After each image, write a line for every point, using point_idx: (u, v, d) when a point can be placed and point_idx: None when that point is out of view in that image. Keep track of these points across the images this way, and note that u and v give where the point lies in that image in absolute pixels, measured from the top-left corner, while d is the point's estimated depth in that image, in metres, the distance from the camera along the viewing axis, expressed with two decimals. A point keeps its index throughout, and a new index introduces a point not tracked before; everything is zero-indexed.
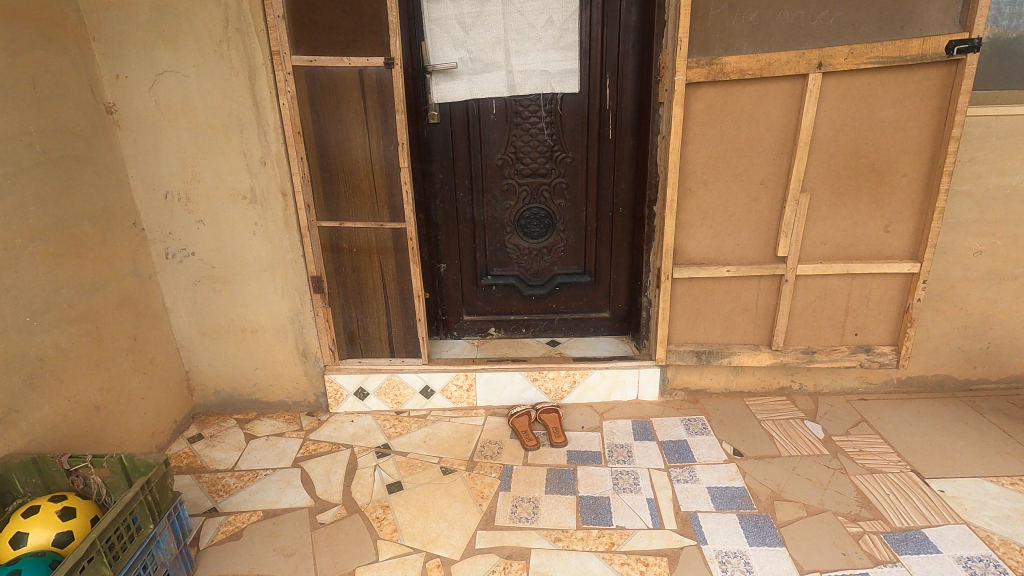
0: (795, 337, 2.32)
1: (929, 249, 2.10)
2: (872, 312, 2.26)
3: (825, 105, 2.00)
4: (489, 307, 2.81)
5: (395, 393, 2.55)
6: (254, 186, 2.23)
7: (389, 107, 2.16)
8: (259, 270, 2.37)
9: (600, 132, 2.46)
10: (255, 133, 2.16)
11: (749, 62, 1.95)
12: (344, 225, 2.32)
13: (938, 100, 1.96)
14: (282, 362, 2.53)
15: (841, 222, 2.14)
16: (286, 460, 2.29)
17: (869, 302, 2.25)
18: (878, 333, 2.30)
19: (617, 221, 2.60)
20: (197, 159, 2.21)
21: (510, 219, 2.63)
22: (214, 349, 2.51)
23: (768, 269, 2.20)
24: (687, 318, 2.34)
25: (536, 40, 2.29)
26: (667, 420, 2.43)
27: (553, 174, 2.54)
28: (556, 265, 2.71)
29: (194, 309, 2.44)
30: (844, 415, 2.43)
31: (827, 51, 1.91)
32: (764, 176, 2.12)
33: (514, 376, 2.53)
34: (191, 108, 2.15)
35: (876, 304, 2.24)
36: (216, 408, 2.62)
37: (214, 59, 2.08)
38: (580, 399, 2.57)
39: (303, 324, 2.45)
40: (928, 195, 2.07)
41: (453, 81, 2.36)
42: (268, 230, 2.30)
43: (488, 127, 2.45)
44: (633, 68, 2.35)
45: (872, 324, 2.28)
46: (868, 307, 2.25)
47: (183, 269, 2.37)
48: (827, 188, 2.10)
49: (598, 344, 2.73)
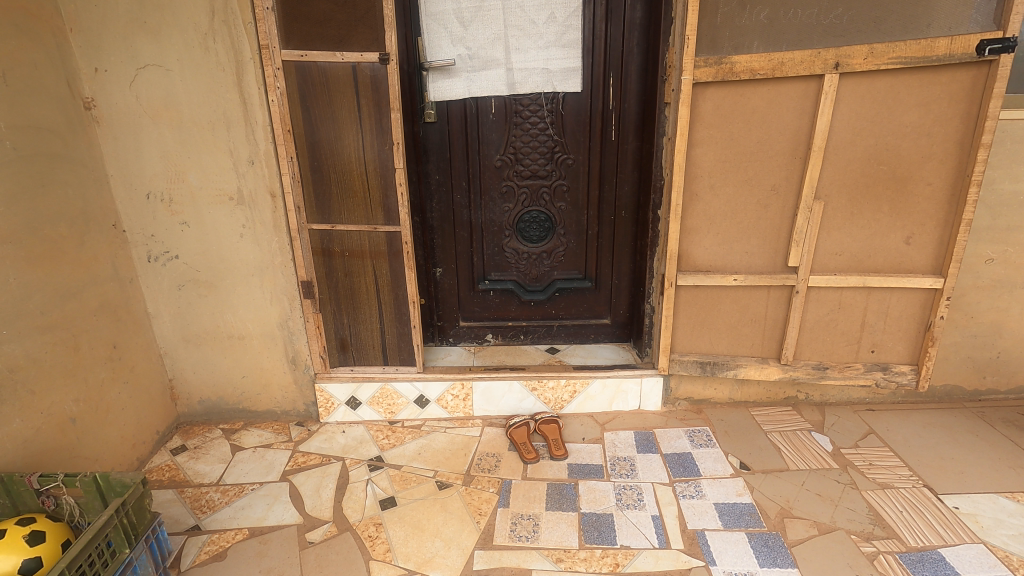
0: (806, 352, 2.20)
1: (955, 262, 1.95)
2: (891, 329, 2.10)
3: (842, 107, 1.90)
4: (486, 313, 2.69)
5: (388, 402, 2.47)
6: (241, 186, 2.13)
7: (384, 106, 2.05)
8: (247, 274, 2.27)
9: (603, 133, 2.37)
10: (243, 132, 2.06)
11: (760, 61, 1.89)
12: (336, 228, 2.20)
13: (967, 104, 1.83)
14: (271, 370, 2.43)
15: (856, 232, 2.01)
16: (273, 474, 2.19)
17: (887, 318, 2.09)
18: (897, 350, 2.13)
19: (620, 224, 2.52)
20: (182, 157, 2.10)
21: (509, 221, 2.53)
22: (198, 356, 2.40)
23: (778, 279, 2.11)
24: (690, 327, 2.30)
25: (537, 37, 2.20)
26: (670, 432, 2.37)
27: (553, 176, 2.45)
28: (555, 270, 2.61)
29: (178, 314, 2.33)
30: (852, 427, 2.36)
31: (845, 50, 1.82)
32: (775, 182, 2.03)
33: (513, 385, 2.46)
34: (175, 104, 2.04)
35: (895, 320, 2.09)
36: (201, 417, 2.51)
37: (199, 53, 1.97)
38: (580, 409, 2.50)
39: (292, 330, 2.36)
40: (953, 207, 1.93)
41: (451, 79, 2.27)
42: (257, 233, 2.20)
43: (487, 127, 2.36)
44: (637, 67, 2.26)
45: (890, 341, 2.11)
46: (886, 324, 2.10)
47: (166, 273, 2.26)
48: (843, 195, 1.98)
49: (598, 351, 2.65)
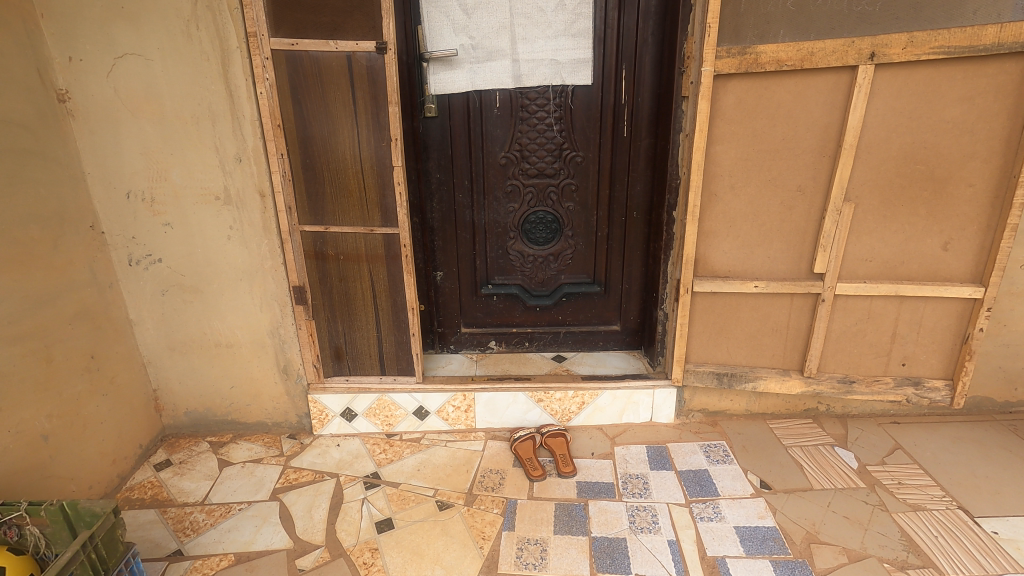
0: (831, 364, 2.07)
1: (997, 270, 1.81)
2: (924, 340, 1.97)
3: (877, 101, 1.76)
4: (489, 319, 2.55)
5: (386, 414, 2.33)
6: (228, 185, 1.99)
7: (381, 99, 1.89)
8: (235, 279, 2.13)
9: (614, 128, 2.23)
10: (230, 126, 1.91)
11: (787, 51, 1.75)
12: (330, 230, 2.05)
13: (1014, 99, 1.69)
14: (261, 380, 2.30)
15: (889, 237, 1.87)
16: (262, 493, 2.05)
17: (920, 328, 1.96)
18: (930, 363, 1.99)
19: (631, 225, 2.38)
20: (164, 153, 1.95)
21: (514, 223, 2.39)
22: (184, 365, 2.26)
23: (803, 287, 1.97)
24: (707, 336, 2.17)
25: (546, 26, 2.06)
26: (684, 446, 2.23)
27: (561, 175, 2.30)
28: (563, 274, 2.47)
29: (162, 321, 2.19)
30: (877, 442, 2.23)
31: (882, 39, 1.68)
32: (800, 182, 1.90)
33: (517, 396, 2.32)
34: (156, 97, 1.89)
35: (928, 331, 1.95)
36: (187, 429, 2.37)
37: (181, 40, 1.82)
38: (588, 421, 2.36)
39: (284, 338, 2.22)
40: (995, 210, 1.79)
41: (454, 71, 2.13)
42: (245, 235, 2.06)
43: (491, 123, 2.22)
44: (652, 58, 2.12)
45: (923, 353, 1.98)
46: (918, 335, 1.96)
47: (149, 277, 2.11)
48: (876, 197, 1.84)
49: (607, 360, 2.51)
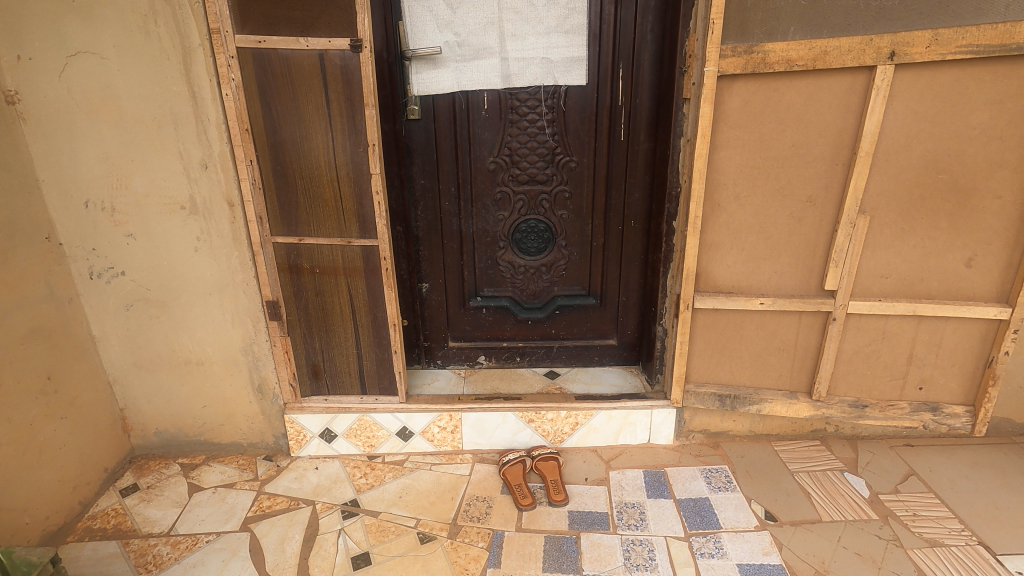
0: (842, 386, 1.93)
1: None
2: (943, 362, 1.83)
3: (897, 105, 1.61)
4: (478, 333, 2.41)
5: (367, 434, 2.20)
6: (194, 194, 1.85)
7: (357, 101, 1.74)
8: (204, 293, 1.99)
9: (611, 132, 2.08)
10: (194, 130, 1.77)
11: (799, 49, 1.60)
12: (304, 242, 1.91)
13: None
14: (234, 399, 2.16)
15: (908, 251, 1.73)
16: (232, 522, 1.92)
17: (939, 350, 1.82)
18: (949, 387, 1.86)
19: (628, 234, 2.23)
20: (123, 159, 1.81)
21: (504, 231, 2.24)
22: (152, 383, 2.13)
23: (813, 304, 1.83)
24: (709, 355, 2.03)
25: (537, 22, 1.91)
26: (684, 471, 2.09)
27: (554, 181, 2.16)
28: (556, 285, 2.33)
29: (127, 337, 2.05)
30: (890, 467, 2.09)
31: (903, 37, 1.53)
32: (811, 192, 1.75)
33: (507, 416, 2.19)
34: (113, 98, 1.74)
35: (948, 352, 1.81)
36: (158, 451, 2.24)
37: (139, 37, 1.67)
38: (582, 443, 2.23)
39: (257, 356, 2.08)
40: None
41: (438, 70, 1.98)
42: (213, 247, 1.92)
43: (479, 126, 2.07)
44: (652, 56, 1.97)
45: (942, 376, 1.84)
46: (937, 357, 1.82)
47: (112, 291, 1.97)
48: (894, 209, 1.70)
49: (603, 377, 2.37)
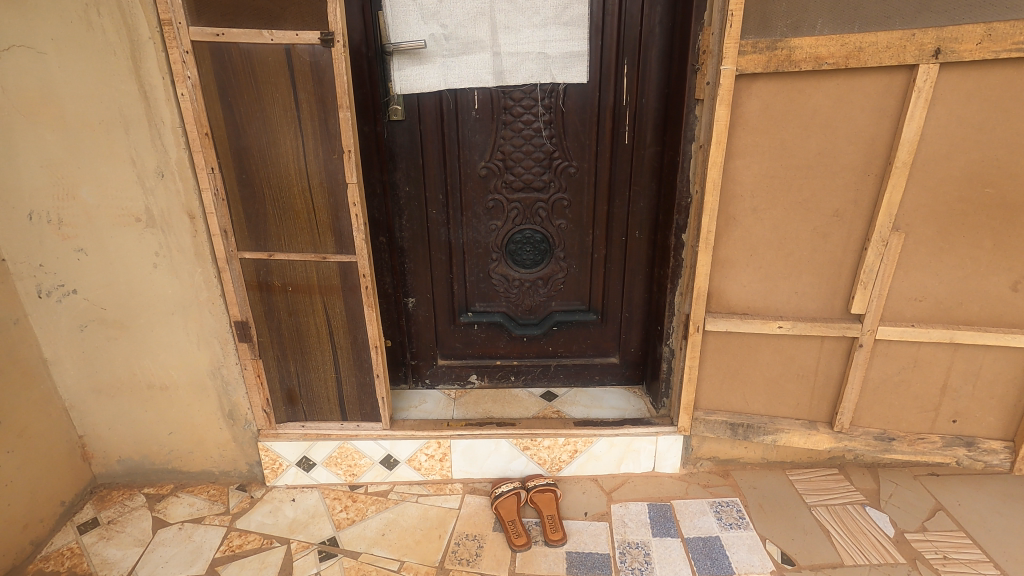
0: (866, 417, 1.76)
1: None
2: (980, 393, 1.66)
3: (939, 109, 1.42)
4: (469, 350, 2.24)
5: (348, 463, 2.03)
6: (150, 205, 1.66)
7: (329, 102, 1.54)
8: (165, 313, 1.81)
9: (614, 134, 1.89)
10: (147, 135, 1.57)
11: (829, 46, 1.41)
12: (275, 258, 1.72)
13: None
14: (203, 426, 1.99)
15: (945, 273, 1.56)
16: (198, 564, 1.75)
17: (976, 380, 1.65)
18: (985, 419, 1.69)
19: (633, 246, 2.05)
20: (69, 166, 1.61)
21: (496, 242, 2.06)
22: (113, 409, 1.95)
23: (837, 329, 1.66)
24: (720, 381, 1.85)
25: (532, 12, 1.71)
26: (692, 504, 1.93)
27: (551, 188, 1.97)
28: (553, 300, 2.15)
29: (84, 360, 1.87)
30: (915, 500, 1.93)
31: (950, 32, 1.34)
32: (838, 206, 1.57)
33: (500, 444, 2.02)
34: (54, 97, 1.54)
35: (986, 383, 1.64)
36: (122, 480, 2.07)
37: (80, 29, 1.47)
38: (582, 471, 2.06)
39: (227, 380, 1.91)
40: None
41: (423, 67, 1.78)
42: (174, 263, 1.73)
43: (469, 128, 1.88)
44: (660, 52, 1.77)
45: (978, 408, 1.68)
46: (973, 387, 1.66)
47: (64, 311, 1.79)
48: (932, 226, 1.52)
49: (604, 399, 2.20)
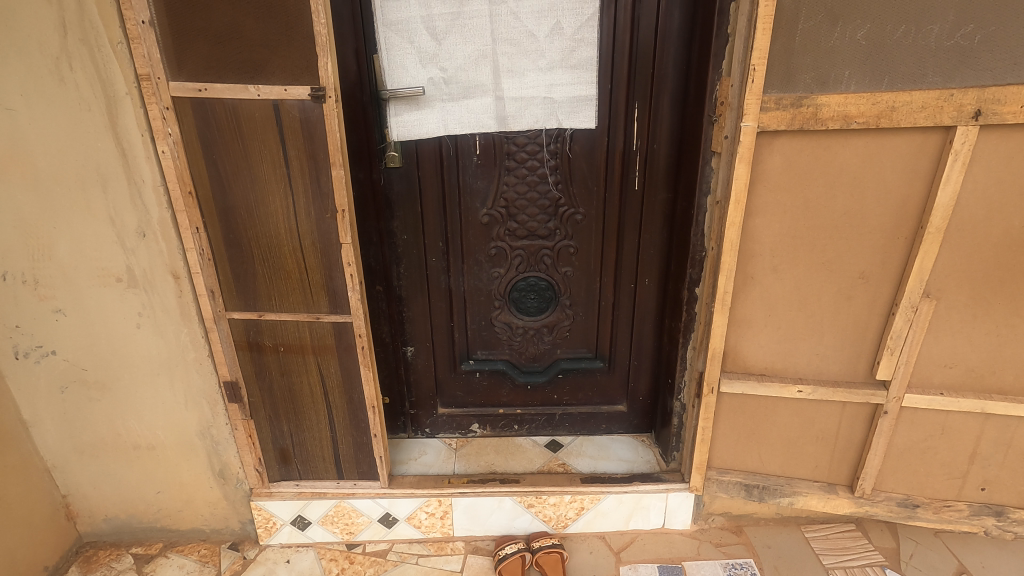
0: (889, 482, 1.68)
1: None
2: (1011, 462, 1.57)
3: (976, 171, 1.33)
4: (471, 398, 2.14)
5: (345, 521, 1.94)
6: (131, 264, 1.55)
7: (321, 159, 1.44)
8: (150, 373, 1.71)
9: (623, 180, 1.79)
10: (126, 193, 1.47)
11: (859, 104, 1.31)
12: (265, 318, 1.63)
13: None
14: (192, 485, 1.89)
15: (977, 340, 1.47)
16: None
17: (1007, 449, 1.56)
18: (1016, 488, 1.61)
19: (642, 293, 1.95)
20: (42, 226, 1.50)
21: (499, 290, 1.96)
22: (97, 469, 1.85)
23: (861, 394, 1.57)
24: (736, 441, 1.76)
25: (537, 55, 1.59)
26: (704, 566, 1.85)
27: (557, 235, 1.87)
28: (558, 347, 2.06)
29: (65, 421, 1.77)
30: (937, 562, 1.85)
31: (992, 92, 1.26)
32: (865, 267, 1.47)
33: (503, 502, 1.93)
34: (23, 154, 1.42)
35: (1018, 452, 1.56)
36: (109, 538, 1.98)
37: (51, 83, 1.36)
38: (588, 528, 1.98)
39: (217, 440, 1.81)
40: None
41: (421, 113, 1.65)
42: (158, 323, 1.63)
43: (470, 174, 1.78)
44: (673, 95, 1.67)
45: (1008, 476, 1.59)
46: (1004, 456, 1.57)
47: (42, 372, 1.69)
48: (965, 291, 1.43)
49: (611, 449, 2.12)
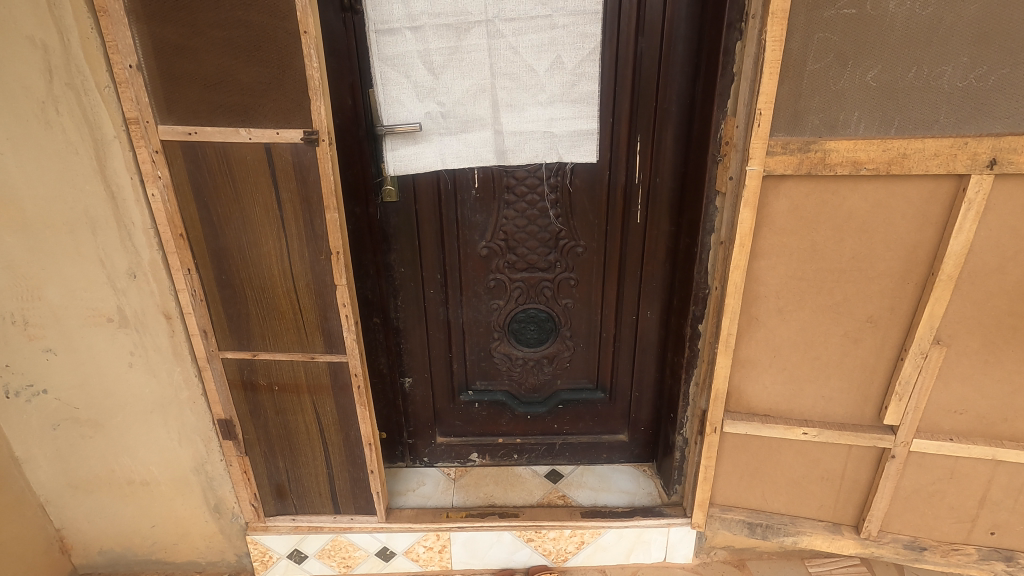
0: (895, 524, 1.65)
1: None
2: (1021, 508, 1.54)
3: (990, 220, 1.29)
4: (470, 428, 2.12)
5: (343, 555, 1.92)
6: (122, 305, 1.52)
7: (315, 202, 1.41)
8: (144, 411, 1.68)
9: (625, 214, 1.75)
10: (116, 235, 1.43)
11: (870, 150, 1.27)
12: (259, 357, 1.60)
13: None
14: (188, 519, 1.87)
15: (987, 387, 1.43)
16: None
17: (1017, 495, 1.53)
18: None
19: (644, 325, 1.91)
20: (31, 268, 1.46)
21: (498, 322, 1.93)
22: (91, 503, 1.83)
23: (868, 438, 1.54)
24: (739, 480, 1.73)
25: (537, 90, 1.54)
26: None
27: (557, 268, 1.83)
28: (559, 378, 2.02)
29: (58, 458, 1.74)
30: None
31: (1008, 141, 1.21)
32: (873, 312, 1.43)
33: (502, 535, 1.91)
34: (9, 197, 1.39)
35: None
36: (104, 570, 1.96)
37: (36, 127, 1.32)
38: (588, 561, 1.96)
39: (211, 476, 1.79)
40: None
41: (418, 147, 1.61)
42: (151, 363, 1.60)
43: (468, 207, 1.75)
44: (676, 130, 1.62)
45: (1017, 522, 1.56)
46: (1014, 501, 1.54)
47: (34, 411, 1.66)
48: (976, 339, 1.39)
49: (612, 479, 2.09)
